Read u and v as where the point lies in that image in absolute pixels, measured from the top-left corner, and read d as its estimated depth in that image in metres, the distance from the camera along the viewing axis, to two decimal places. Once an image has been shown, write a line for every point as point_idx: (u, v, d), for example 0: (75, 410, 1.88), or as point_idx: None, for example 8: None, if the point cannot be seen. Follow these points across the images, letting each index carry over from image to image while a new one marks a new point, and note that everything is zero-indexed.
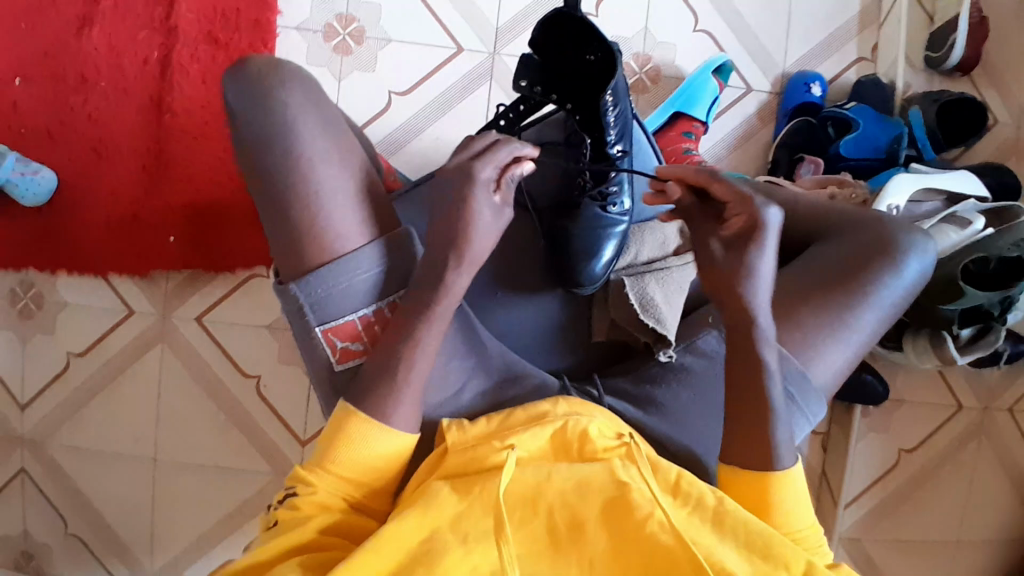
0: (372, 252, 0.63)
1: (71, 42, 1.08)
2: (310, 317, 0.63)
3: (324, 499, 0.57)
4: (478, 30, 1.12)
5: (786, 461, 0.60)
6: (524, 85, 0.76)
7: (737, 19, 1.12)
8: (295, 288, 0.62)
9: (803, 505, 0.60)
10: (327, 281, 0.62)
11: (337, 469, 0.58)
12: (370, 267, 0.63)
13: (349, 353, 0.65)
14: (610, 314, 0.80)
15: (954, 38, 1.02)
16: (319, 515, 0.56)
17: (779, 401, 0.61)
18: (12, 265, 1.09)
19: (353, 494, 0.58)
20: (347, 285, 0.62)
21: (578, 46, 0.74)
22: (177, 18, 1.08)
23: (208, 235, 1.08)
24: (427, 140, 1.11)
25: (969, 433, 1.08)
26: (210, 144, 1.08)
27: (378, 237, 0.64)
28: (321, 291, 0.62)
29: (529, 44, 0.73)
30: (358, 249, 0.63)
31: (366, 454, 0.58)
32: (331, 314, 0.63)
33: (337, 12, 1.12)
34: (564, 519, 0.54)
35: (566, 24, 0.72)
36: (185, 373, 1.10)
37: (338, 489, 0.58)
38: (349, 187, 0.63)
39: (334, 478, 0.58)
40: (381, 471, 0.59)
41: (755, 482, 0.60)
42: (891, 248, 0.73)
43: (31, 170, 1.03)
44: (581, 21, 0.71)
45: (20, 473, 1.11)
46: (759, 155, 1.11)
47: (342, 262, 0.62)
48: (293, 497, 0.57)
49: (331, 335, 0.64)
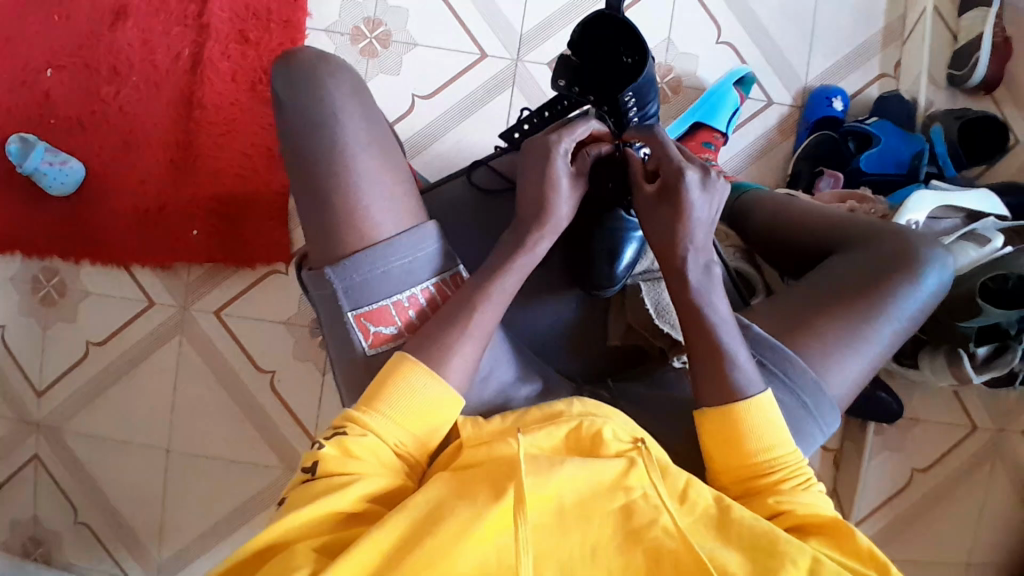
0: (406, 240, 0.65)
1: (104, 34, 1.11)
2: (344, 303, 0.64)
3: (374, 446, 0.58)
4: (502, 37, 1.13)
5: (749, 389, 0.62)
6: (562, 84, 0.77)
7: (761, 33, 1.12)
8: (330, 273, 0.63)
9: (780, 429, 0.61)
10: (362, 266, 0.63)
11: (392, 416, 0.59)
12: (408, 254, 0.65)
13: (381, 338, 0.65)
14: (627, 320, 0.80)
15: (977, 56, 1.04)
16: (369, 463, 0.57)
17: (755, 382, 0.62)
18: (36, 252, 1.11)
19: (403, 444, 0.59)
20: (382, 272, 0.64)
21: (615, 48, 0.75)
22: (210, 16, 1.11)
23: (230, 228, 1.09)
24: (448, 144, 1.12)
25: (983, 455, 1.07)
26: (236, 140, 1.10)
27: (410, 228, 0.66)
28: (357, 275, 0.63)
29: (569, 44, 0.74)
30: (397, 235, 0.65)
31: (423, 408, 0.60)
32: (365, 298, 0.64)
33: (365, 16, 1.13)
34: (574, 509, 0.55)
35: (605, 27, 0.73)
36: (201, 365, 1.11)
37: (392, 437, 0.59)
38: (378, 178, 0.65)
39: (388, 423, 0.59)
40: (433, 427, 0.61)
41: (729, 425, 0.61)
42: (911, 261, 0.73)
43: (59, 160, 1.06)
44: (620, 23, 0.72)
45: (34, 459, 1.12)
46: (779, 168, 1.11)
47: (381, 247, 0.63)
48: (345, 438, 0.58)
49: (364, 321, 0.65)
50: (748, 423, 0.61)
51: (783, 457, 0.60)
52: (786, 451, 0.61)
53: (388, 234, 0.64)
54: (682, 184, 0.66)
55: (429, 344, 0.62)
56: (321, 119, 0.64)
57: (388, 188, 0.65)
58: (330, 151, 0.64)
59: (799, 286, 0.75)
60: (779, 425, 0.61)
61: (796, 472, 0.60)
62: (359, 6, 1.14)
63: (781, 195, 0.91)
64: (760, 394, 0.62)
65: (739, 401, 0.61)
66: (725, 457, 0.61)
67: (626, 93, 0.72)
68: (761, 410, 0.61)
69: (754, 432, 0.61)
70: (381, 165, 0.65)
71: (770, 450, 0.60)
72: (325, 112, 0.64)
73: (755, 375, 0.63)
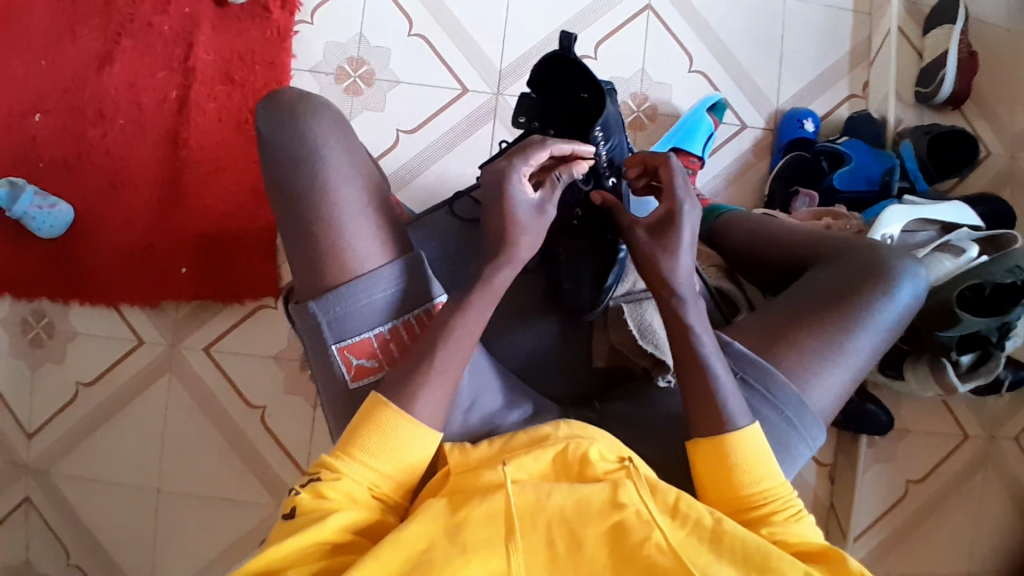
0: (388, 272, 0.66)
1: (93, 79, 1.14)
2: (327, 336, 0.65)
3: (350, 489, 0.58)
4: (482, 72, 1.17)
5: (739, 419, 0.63)
6: (523, 121, 0.81)
7: (731, 61, 1.16)
8: (313, 306, 0.65)
9: (769, 461, 0.62)
10: (344, 299, 0.64)
11: (367, 460, 0.59)
12: (387, 288, 0.66)
13: (363, 370, 0.66)
14: (610, 340, 0.82)
15: (943, 73, 1.07)
16: (346, 505, 0.57)
17: (738, 399, 0.64)
18: (26, 295, 1.12)
19: (379, 486, 0.59)
20: (364, 304, 0.65)
21: (573, 84, 0.77)
22: (196, 60, 1.14)
23: (218, 265, 1.11)
24: (433, 175, 1.15)
25: (975, 463, 1.07)
26: (223, 178, 1.12)
27: (393, 259, 0.67)
28: (339, 308, 0.65)
29: (529, 82, 0.77)
30: (377, 268, 0.66)
31: (401, 447, 0.60)
32: (347, 331, 0.65)
33: (349, 56, 1.17)
34: (564, 536, 0.55)
35: (561, 65, 0.75)
36: (190, 402, 1.11)
37: (367, 480, 0.59)
38: (359, 207, 0.66)
39: (359, 464, 0.59)
40: (411, 466, 0.61)
41: (720, 454, 0.62)
42: (883, 273, 0.74)
43: (48, 204, 1.07)
44: (572, 61, 0.74)
45: (24, 503, 1.11)
46: (756, 189, 1.14)
47: (362, 280, 0.65)
48: (319, 482, 0.58)
49: (346, 352, 0.66)
50: (739, 453, 0.62)
51: (771, 485, 0.61)
52: (775, 482, 0.61)
53: (369, 267, 0.66)
54: (677, 215, 0.68)
55: (411, 367, 0.62)
56: (302, 152, 0.66)
57: (369, 218, 0.67)
58: (311, 182, 0.66)
59: (778, 300, 0.76)
60: (768, 455, 0.62)
61: (786, 504, 0.61)
62: (342, 47, 1.17)
63: (757, 216, 0.93)
64: (751, 425, 0.63)
65: (731, 430, 0.62)
66: (716, 488, 0.62)
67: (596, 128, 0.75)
68: (746, 444, 0.62)
69: (745, 467, 0.61)
70: (360, 194, 0.67)
71: (761, 482, 0.61)
72: (305, 144, 0.66)
73: (742, 404, 0.64)
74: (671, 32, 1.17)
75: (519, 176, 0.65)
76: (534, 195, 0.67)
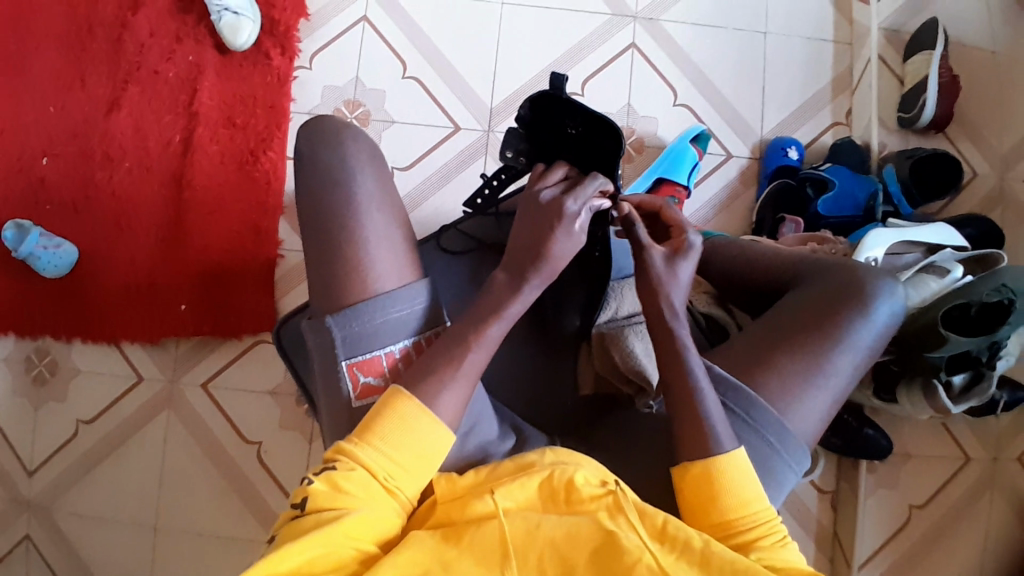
0: (405, 292, 0.67)
1: (100, 124, 1.19)
2: (340, 351, 0.66)
3: (365, 480, 0.59)
4: (473, 110, 1.21)
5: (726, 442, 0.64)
6: (510, 154, 0.82)
7: (715, 93, 1.19)
8: (331, 320, 0.65)
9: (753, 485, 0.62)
10: (362, 316, 0.65)
11: (385, 449, 0.60)
12: (404, 307, 0.66)
13: (370, 388, 0.66)
14: (595, 369, 0.83)
15: (924, 98, 1.09)
16: (359, 497, 0.58)
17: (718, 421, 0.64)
18: (30, 333, 1.15)
19: (395, 480, 0.60)
20: (381, 322, 0.66)
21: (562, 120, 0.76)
22: (199, 105, 1.19)
23: (217, 300, 1.13)
24: (427, 210, 1.18)
25: (981, 488, 1.04)
26: (224, 217, 1.16)
27: (408, 281, 0.68)
28: (356, 325, 0.65)
29: (516, 121, 0.79)
30: (394, 288, 0.67)
31: (418, 439, 0.61)
32: (361, 348, 0.65)
33: (346, 98, 1.21)
34: (554, 566, 0.55)
35: (547, 104, 0.75)
36: (188, 437, 1.12)
37: (382, 471, 0.59)
38: (372, 230, 0.68)
39: (376, 453, 0.60)
40: (425, 457, 0.61)
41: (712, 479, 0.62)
42: (861, 293, 0.74)
43: (54, 244, 1.11)
44: (559, 98, 0.74)
45: (24, 540, 1.11)
46: (743, 217, 1.15)
47: (381, 299, 0.66)
48: (333, 473, 0.58)
49: (356, 369, 0.66)
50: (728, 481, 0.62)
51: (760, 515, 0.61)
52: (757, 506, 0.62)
53: (388, 287, 0.67)
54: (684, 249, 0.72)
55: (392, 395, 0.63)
56: None
57: (386, 245, 0.68)
58: None
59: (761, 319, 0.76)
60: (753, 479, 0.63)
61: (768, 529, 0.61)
62: (339, 89, 1.22)
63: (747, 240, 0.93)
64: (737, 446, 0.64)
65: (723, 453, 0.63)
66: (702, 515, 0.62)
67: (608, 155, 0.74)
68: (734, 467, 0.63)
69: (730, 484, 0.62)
70: (386, 220, 0.69)
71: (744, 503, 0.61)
72: None
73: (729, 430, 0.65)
74: (655, 67, 1.20)
75: (568, 214, 0.69)
76: (577, 228, 0.69)
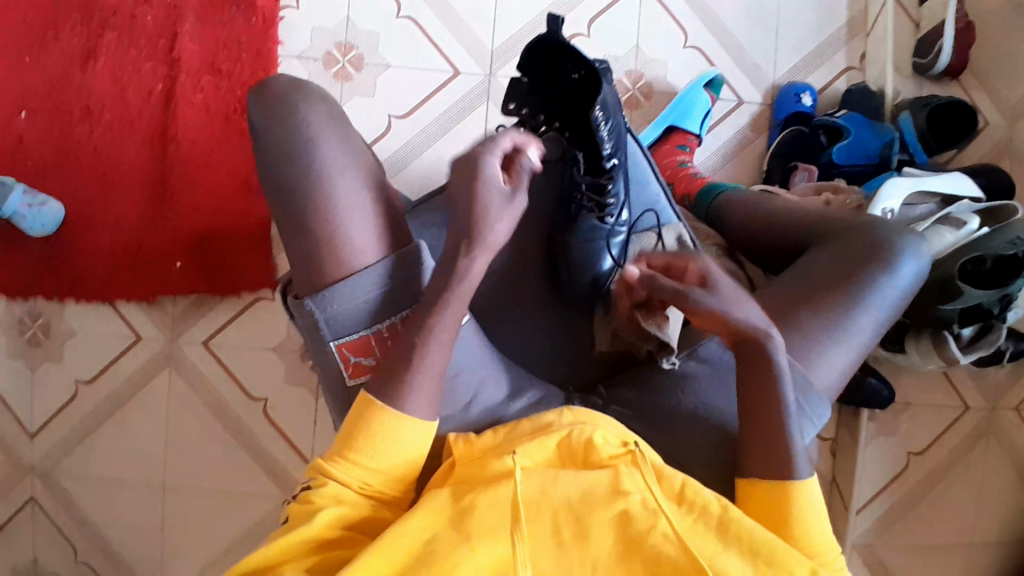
0: (379, 270, 0.63)
1: (76, 74, 1.11)
2: (325, 332, 0.64)
3: (341, 493, 0.57)
4: (473, 53, 1.15)
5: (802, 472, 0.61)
6: (513, 107, 0.80)
7: (726, 35, 1.14)
8: (309, 303, 0.63)
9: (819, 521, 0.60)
10: (341, 298, 0.62)
11: (357, 459, 0.58)
12: (383, 281, 0.63)
13: (360, 368, 0.65)
14: (611, 327, 0.81)
15: (941, 43, 1.06)
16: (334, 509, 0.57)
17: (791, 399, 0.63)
18: (20, 295, 1.11)
19: (371, 486, 0.58)
20: (359, 303, 0.63)
21: (563, 65, 0.74)
22: (180, 50, 1.11)
23: (212, 259, 1.10)
24: (427, 161, 1.14)
25: (978, 434, 1.08)
26: (214, 170, 1.10)
27: (385, 256, 0.64)
28: (335, 307, 0.63)
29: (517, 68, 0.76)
30: (368, 266, 0.63)
31: (388, 442, 0.58)
32: (345, 328, 0.63)
33: (337, 41, 1.15)
34: (569, 523, 0.54)
35: (542, 48, 0.73)
36: (192, 398, 1.10)
37: (357, 482, 0.58)
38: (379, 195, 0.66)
39: (348, 463, 0.58)
40: (402, 459, 0.59)
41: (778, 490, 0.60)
42: (886, 251, 0.73)
43: (39, 202, 1.06)
44: (558, 42, 0.71)
45: (30, 502, 1.11)
46: (755, 165, 1.13)
47: (354, 279, 0.62)
48: (310, 489, 0.58)
49: (345, 349, 0.64)
50: (799, 501, 0.60)
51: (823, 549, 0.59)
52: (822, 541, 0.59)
53: (367, 261, 0.63)
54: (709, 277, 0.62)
55: None
56: (291, 145, 0.63)
57: (369, 212, 0.64)
58: (303, 174, 0.63)
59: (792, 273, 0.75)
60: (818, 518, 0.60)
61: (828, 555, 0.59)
62: (330, 32, 1.15)
63: (756, 194, 0.91)
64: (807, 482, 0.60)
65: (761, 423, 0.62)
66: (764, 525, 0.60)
67: (596, 108, 0.72)
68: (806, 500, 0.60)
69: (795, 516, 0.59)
70: (357, 189, 0.64)
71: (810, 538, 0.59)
72: (307, 132, 0.63)
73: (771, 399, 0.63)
74: (664, 7, 1.15)
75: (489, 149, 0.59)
76: None
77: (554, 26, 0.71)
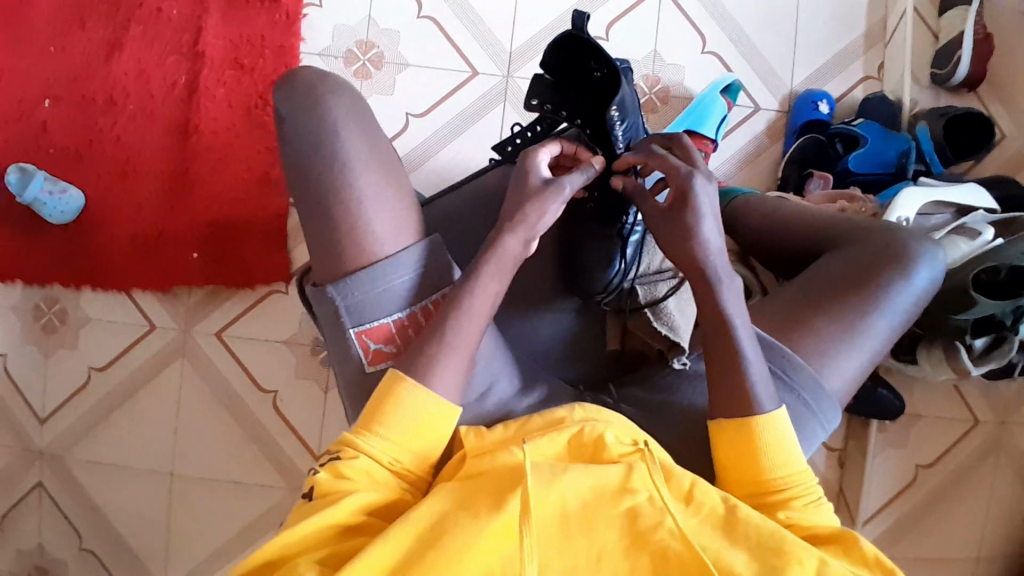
0: (406, 258, 0.64)
1: (101, 65, 1.13)
2: (345, 320, 0.64)
3: (368, 469, 0.58)
4: (491, 54, 1.16)
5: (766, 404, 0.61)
6: (535, 102, 0.79)
7: (744, 43, 1.15)
8: (331, 290, 0.64)
9: (789, 450, 0.60)
10: (364, 285, 0.63)
11: (386, 433, 0.59)
12: (408, 271, 0.64)
13: (381, 355, 0.65)
14: (622, 323, 0.83)
15: (959, 54, 1.06)
16: (362, 484, 0.57)
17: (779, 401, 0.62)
18: (36, 281, 1.12)
19: (399, 462, 0.59)
20: (382, 290, 0.64)
21: (585, 63, 0.74)
22: (204, 45, 1.13)
23: (227, 249, 1.11)
24: (443, 159, 1.14)
25: (987, 448, 1.07)
26: (233, 163, 1.12)
27: (412, 245, 0.66)
28: (358, 294, 0.63)
29: (541, 65, 0.75)
30: (395, 253, 0.64)
31: (417, 417, 0.59)
32: (366, 316, 0.64)
33: (358, 38, 1.16)
34: (577, 515, 0.54)
35: (570, 46, 0.73)
36: (202, 388, 1.11)
37: (386, 456, 0.58)
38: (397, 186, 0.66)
39: (378, 438, 0.59)
40: (430, 437, 0.60)
41: (740, 426, 0.61)
42: (900, 257, 0.73)
43: (59, 189, 1.07)
44: (586, 42, 0.71)
45: (38, 486, 1.12)
46: (769, 171, 1.13)
47: (380, 266, 0.63)
48: (338, 462, 0.58)
49: (365, 337, 0.64)
50: (763, 433, 0.60)
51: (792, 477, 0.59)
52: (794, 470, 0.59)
53: (390, 250, 0.64)
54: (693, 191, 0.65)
55: (423, 354, 0.61)
56: (313, 134, 0.64)
57: (388, 204, 0.65)
58: (324, 163, 0.64)
59: (807, 276, 0.75)
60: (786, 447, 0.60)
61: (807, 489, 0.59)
62: (351, 29, 1.16)
63: (772, 198, 0.91)
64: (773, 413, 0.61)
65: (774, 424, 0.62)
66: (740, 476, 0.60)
67: (612, 107, 0.72)
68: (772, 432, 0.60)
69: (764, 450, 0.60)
70: (374, 182, 0.65)
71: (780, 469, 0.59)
72: (330, 121, 0.64)
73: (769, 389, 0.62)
74: (683, 12, 1.15)
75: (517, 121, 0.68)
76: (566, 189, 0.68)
77: (580, 26, 0.71)
